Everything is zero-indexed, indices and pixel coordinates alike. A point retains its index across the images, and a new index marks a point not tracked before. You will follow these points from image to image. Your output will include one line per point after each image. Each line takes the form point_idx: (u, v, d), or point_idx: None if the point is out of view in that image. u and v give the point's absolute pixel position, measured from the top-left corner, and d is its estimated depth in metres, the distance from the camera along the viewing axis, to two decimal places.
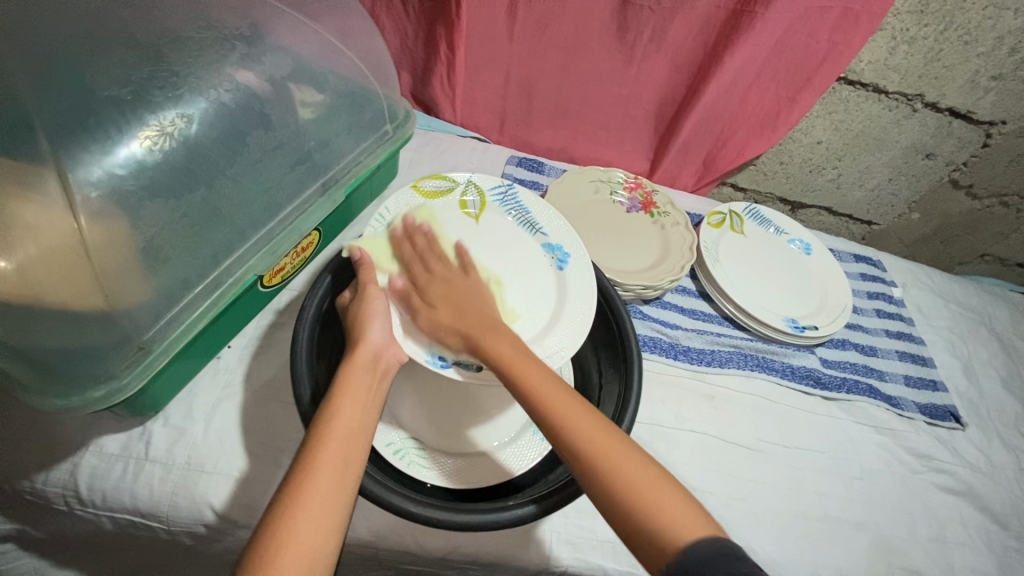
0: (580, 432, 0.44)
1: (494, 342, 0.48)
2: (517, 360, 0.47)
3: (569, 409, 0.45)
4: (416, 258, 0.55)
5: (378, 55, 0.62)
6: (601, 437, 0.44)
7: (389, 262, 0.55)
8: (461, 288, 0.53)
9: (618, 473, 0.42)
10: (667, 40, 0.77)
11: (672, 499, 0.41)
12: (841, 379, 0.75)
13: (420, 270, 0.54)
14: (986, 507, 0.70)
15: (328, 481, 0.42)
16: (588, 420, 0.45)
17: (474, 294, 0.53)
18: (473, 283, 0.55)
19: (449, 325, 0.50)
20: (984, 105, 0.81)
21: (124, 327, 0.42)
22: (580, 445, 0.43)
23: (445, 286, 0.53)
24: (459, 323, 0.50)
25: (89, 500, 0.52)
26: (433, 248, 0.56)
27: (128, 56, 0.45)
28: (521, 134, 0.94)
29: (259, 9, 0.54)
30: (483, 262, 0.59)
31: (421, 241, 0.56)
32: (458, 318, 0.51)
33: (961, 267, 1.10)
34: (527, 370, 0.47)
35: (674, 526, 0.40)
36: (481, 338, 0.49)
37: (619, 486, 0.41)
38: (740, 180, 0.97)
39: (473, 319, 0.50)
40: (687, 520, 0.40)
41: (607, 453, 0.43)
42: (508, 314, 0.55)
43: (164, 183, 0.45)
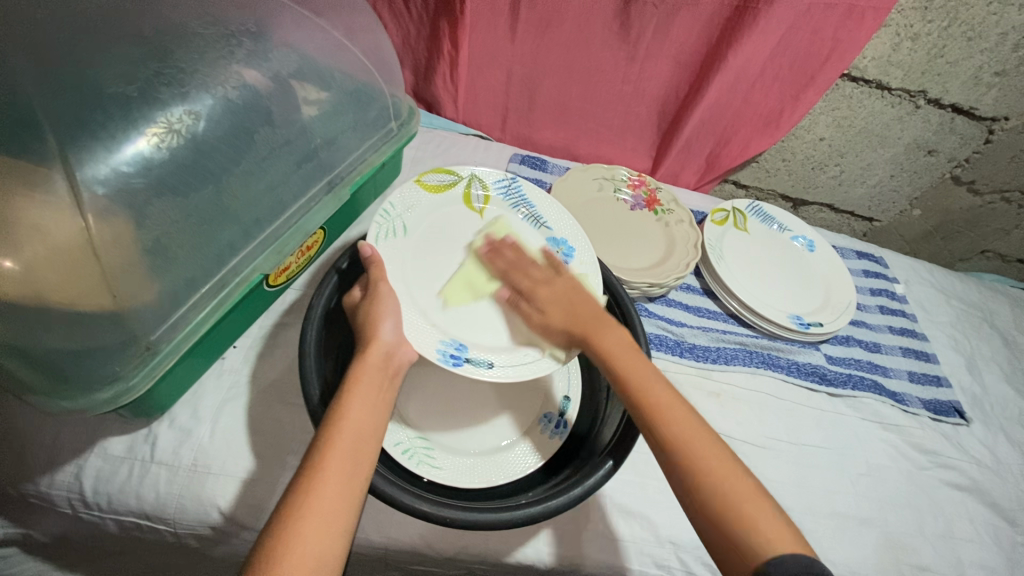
0: (677, 430, 0.46)
1: (601, 339, 0.51)
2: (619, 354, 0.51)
3: (670, 405, 0.48)
4: (511, 270, 0.56)
5: (383, 52, 0.61)
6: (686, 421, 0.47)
7: (486, 280, 0.56)
8: (565, 288, 0.55)
9: (711, 473, 0.44)
10: (671, 37, 0.76)
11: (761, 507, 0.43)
12: (846, 375, 0.76)
13: (521, 281, 0.55)
14: (992, 503, 0.70)
15: (337, 482, 0.41)
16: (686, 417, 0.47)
17: (580, 292, 0.55)
18: (568, 281, 0.56)
19: (560, 326, 0.52)
20: (986, 102, 0.81)
21: (130, 326, 0.41)
22: (672, 437, 0.46)
23: (550, 290, 0.54)
24: (570, 322, 0.52)
25: (94, 503, 0.52)
26: (524, 259, 0.57)
27: (133, 52, 0.44)
28: (523, 132, 0.94)
29: (265, 6, 0.53)
30: (569, 262, 0.60)
31: (510, 253, 0.57)
32: (569, 316, 0.53)
33: (962, 263, 1.10)
34: (629, 357, 0.51)
35: (760, 533, 0.41)
36: (588, 338, 0.52)
37: (711, 483, 0.43)
38: (742, 177, 0.97)
39: (576, 318, 0.53)
40: (773, 529, 0.42)
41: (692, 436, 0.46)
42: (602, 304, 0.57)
43: (171, 182, 0.44)
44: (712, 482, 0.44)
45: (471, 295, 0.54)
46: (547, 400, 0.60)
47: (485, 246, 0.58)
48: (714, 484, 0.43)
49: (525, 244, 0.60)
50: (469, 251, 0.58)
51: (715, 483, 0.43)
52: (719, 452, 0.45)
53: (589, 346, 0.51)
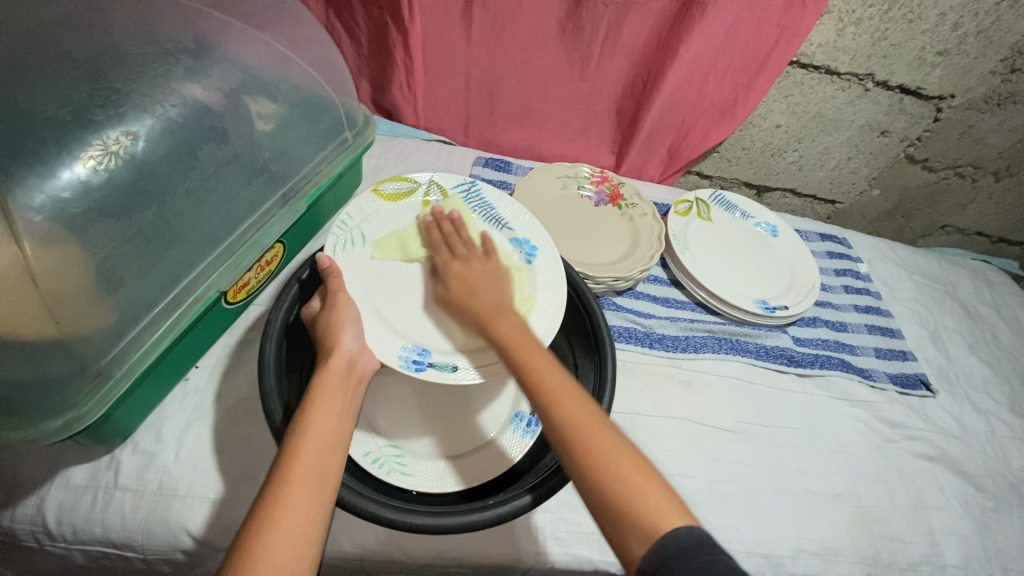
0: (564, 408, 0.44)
1: (502, 320, 0.50)
2: (516, 335, 0.48)
3: (559, 383, 0.46)
4: (440, 241, 0.57)
5: (331, 63, 0.61)
6: (579, 410, 0.45)
7: (420, 246, 0.58)
8: (480, 267, 0.55)
9: (596, 450, 0.42)
10: (622, 34, 0.77)
11: (649, 484, 0.41)
12: (813, 356, 0.77)
13: (444, 253, 0.56)
14: (960, 470, 0.72)
15: (304, 495, 0.41)
16: (570, 395, 0.45)
17: (500, 279, 0.54)
18: (494, 266, 0.55)
19: (465, 304, 0.52)
20: (932, 81, 0.84)
21: (80, 354, 0.41)
22: (561, 415, 0.44)
23: (464, 266, 0.55)
24: (472, 305, 0.51)
25: (59, 535, 0.51)
26: (460, 232, 0.58)
27: (68, 76, 0.44)
28: (486, 135, 0.94)
29: (204, 21, 0.53)
30: (505, 252, 0.60)
31: (450, 226, 0.58)
32: (476, 300, 0.52)
33: (924, 240, 1.13)
34: (521, 339, 0.48)
35: (647, 507, 0.40)
36: (489, 321, 0.50)
37: (598, 462, 0.42)
38: (704, 168, 0.98)
39: (484, 303, 0.51)
40: (660, 503, 0.40)
41: (584, 425, 0.44)
42: (526, 302, 0.55)
43: (113, 205, 0.43)
44: (598, 458, 0.42)
45: (400, 252, 0.57)
46: (516, 400, 0.60)
47: (428, 217, 0.59)
48: (602, 462, 0.42)
49: (470, 223, 0.61)
50: (416, 219, 0.60)
51: (593, 456, 0.42)
52: (604, 427, 0.44)
53: (485, 328, 0.50)
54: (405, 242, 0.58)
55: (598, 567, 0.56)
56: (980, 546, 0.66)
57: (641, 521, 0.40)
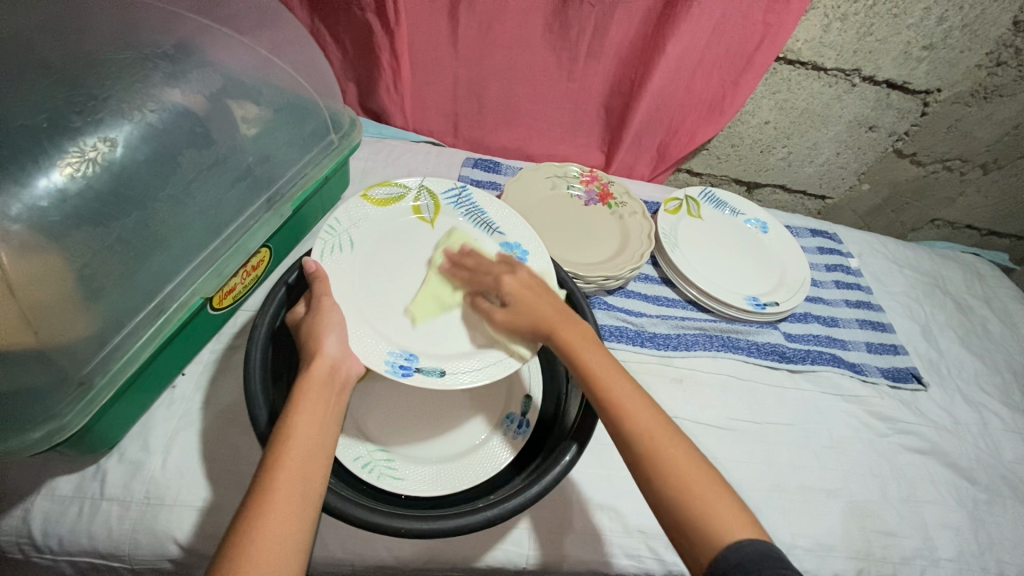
0: (639, 423, 0.46)
1: (565, 330, 0.50)
2: (584, 347, 0.50)
3: (631, 399, 0.47)
4: (472, 275, 0.56)
5: (314, 66, 0.61)
6: (655, 424, 0.46)
7: (452, 291, 0.56)
8: (528, 280, 0.54)
9: (677, 461, 0.44)
10: (609, 32, 0.77)
11: (719, 497, 0.43)
12: (804, 352, 0.77)
13: (483, 281, 0.55)
14: (953, 463, 0.72)
15: (290, 503, 0.41)
16: (642, 407, 0.47)
17: (543, 288, 0.54)
18: (529, 275, 0.55)
19: (524, 317, 0.51)
20: (918, 75, 0.84)
21: (60, 364, 0.40)
22: (637, 428, 0.46)
23: (512, 279, 0.54)
24: (532, 317, 0.51)
25: (45, 546, 0.50)
26: (485, 262, 0.57)
27: (45, 83, 0.43)
28: (475, 136, 0.94)
29: (184, 25, 0.52)
30: (530, 262, 0.59)
31: (470, 261, 0.57)
32: (531, 312, 0.51)
33: (914, 234, 1.13)
34: (586, 350, 0.49)
35: (716, 520, 0.41)
36: (556, 331, 0.50)
37: (670, 475, 0.43)
38: (694, 165, 0.98)
39: (544, 313, 0.51)
40: (733, 518, 0.42)
41: (658, 438, 0.45)
42: (561, 296, 0.56)
43: (92, 212, 0.43)
44: (670, 474, 0.44)
45: (437, 306, 0.54)
46: (508, 402, 0.60)
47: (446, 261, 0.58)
48: (677, 473, 0.44)
49: (483, 250, 0.60)
50: (429, 266, 0.57)
51: (670, 469, 0.44)
52: (675, 439, 0.46)
53: (555, 340, 0.50)
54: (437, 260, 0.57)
55: (591, 568, 0.56)
56: (973, 539, 0.66)
57: (706, 534, 0.41)
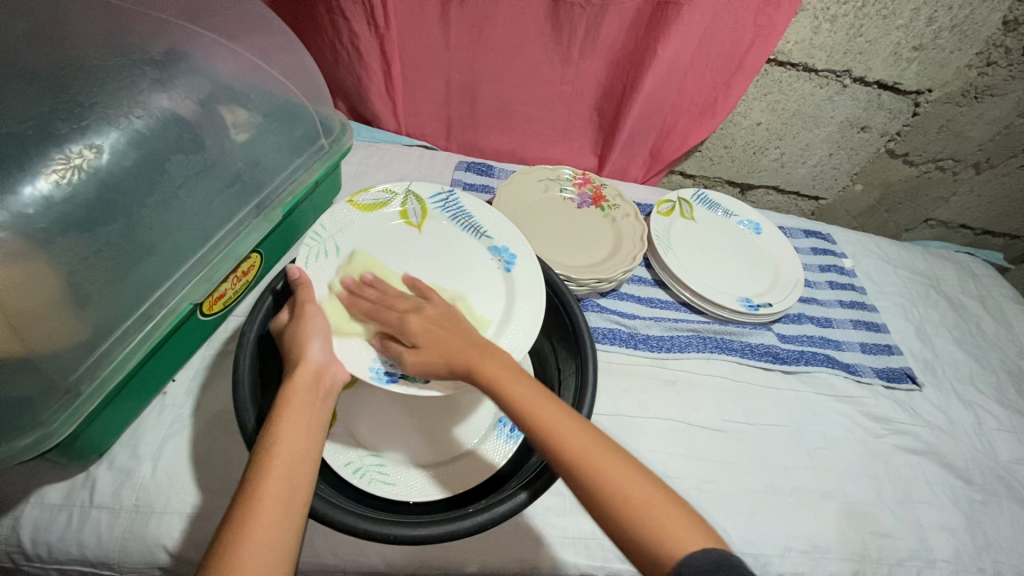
0: (576, 449, 0.44)
1: (484, 363, 0.47)
2: (507, 378, 0.47)
3: (568, 428, 0.45)
4: (377, 304, 0.52)
5: (303, 71, 0.61)
6: (592, 449, 0.44)
7: (349, 322, 0.52)
8: (436, 318, 0.51)
9: (621, 491, 0.42)
10: (600, 36, 0.77)
11: (672, 508, 0.41)
12: (798, 353, 0.77)
13: (388, 313, 0.51)
14: (947, 463, 0.72)
15: (276, 509, 0.40)
16: (580, 433, 0.45)
17: (452, 318, 0.52)
18: (438, 305, 0.53)
19: (436, 356, 0.48)
20: (909, 76, 0.84)
21: (46, 371, 0.40)
22: (578, 461, 0.43)
23: (421, 314, 0.51)
24: (445, 353, 0.48)
25: (34, 555, 0.50)
26: (389, 292, 0.53)
27: (31, 90, 0.43)
28: (468, 140, 0.94)
29: (172, 32, 0.52)
30: (438, 285, 0.58)
31: (371, 291, 0.53)
32: (441, 347, 0.48)
33: (908, 233, 1.13)
34: (515, 384, 0.46)
35: (664, 534, 0.40)
36: (468, 368, 0.47)
37: (614, 495, 0.42)
38: (687, 167, 0.99)
39: (455, 350, 0.48)
40: (679, 526, 0.40)
41: (601, 465, 0.43)
42: (481, 323, 0.55)
43: (78, 219, 0.43)
44: (613, 496, 0.42)
45: (333, 330, 0.50)
46: (501, 404, 0.60)
47: (348, 285, 0.54)
48: (619, 494, 0.42)
49: (388, 274, 0.57)
50: (331, 291, 0.53)
51: (622, 497, 0.41)
52: (619, 460, 0.44)
53: (472, 375, 0.47)
54: (333, 319, 0.51)
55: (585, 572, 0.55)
56: (969, 539, 0.66)
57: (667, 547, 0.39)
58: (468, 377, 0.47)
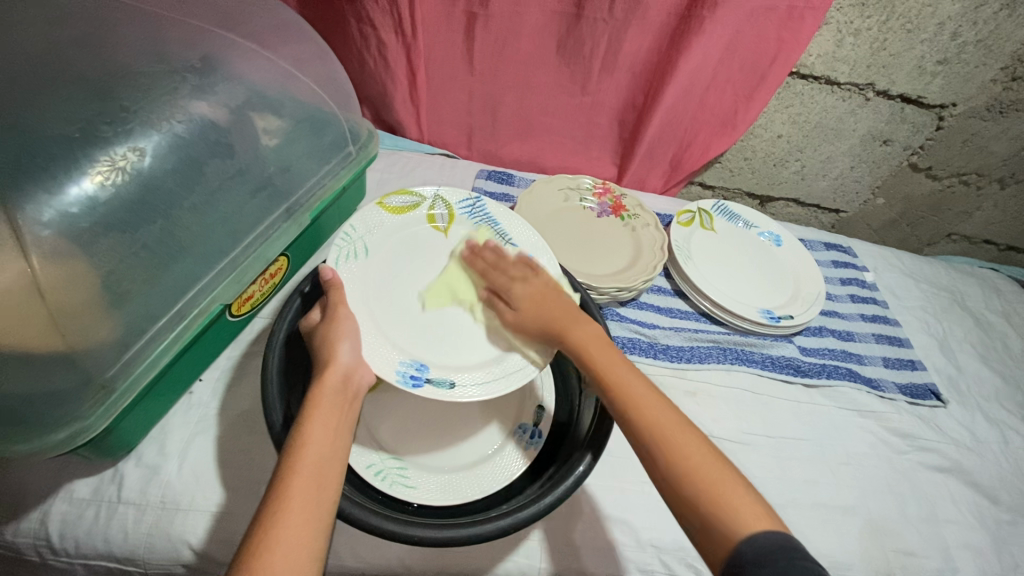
0: (649, 415, 0.47)
1: (576, 332, 0.52)
2: (595, 347, 0.51)
3: (648, 400, 0.48)
4: (489, 270, 0.57)
5: (333, 80, 0.62)
6: (668, 422, 0.47)
7: (468, 287, 0.58)
8: (539, 289, 0.55)
9: (688, 463, 0.44)
10: (623, 48, 0.78)
11: (739, 492, 0.43)
12: (820, 366, 0.76)
13: (498, 277, 0.56)
14: (973, 482, 0.70)
15: (304, 510, 0.41)
16: (658, 405, 0.48)
17: (558, 292, 0.55)
18: (544, 278, 0.56)
19: (532, 322, 0.53)
20: (933, 90, 0.84)
21: (84, 366, 0.41)
22: (653, 428, 0.46)
23: (523, 287, 0.55)
24: (541, 318, 0.53)
25: (62, 549, 0.51)
26: (504, 258, 0.58)
27: (78, 94, 0.45)
28: (488, 148, 0.95)
29: (211, 40, 0.54)
30: (545, 263, 0.60)
31: (489, 257, 0.58)
32: (540, 314, 0.53)
33: (931, 248, 1.12)
34: (601, 353, 0.51)
35: (731, 513, 0.41)
36: (563, 332, 0.52)
37: (681, 465, 0.44)
38: (707, 178, 0.99)
39: (552, 317, 0.53)
40: (748, 509, 0.42)
41: (672, 438, 0.45)
42: (569, 294, 0.58)
43: (119, 219, 0.44)
44: (678, 467, 0.44)
45: (450, 297, 0.57)
46: (521, 411, 0.60)
47: (468, 251, 0.59)
48: (687, 469, 0.44)
49: (506, 248, 0.60)
50: (452, 256, 0.60)
51: (687, 470, 0.44)
52: (692, 437, 0.46)
53: (565, 338, 0.52)
54: (452, 284, 0.57)
55: None
56: (997, 561, 0.65)
57: (724, 524, 0.41)
58: (563, 341, 0.52)
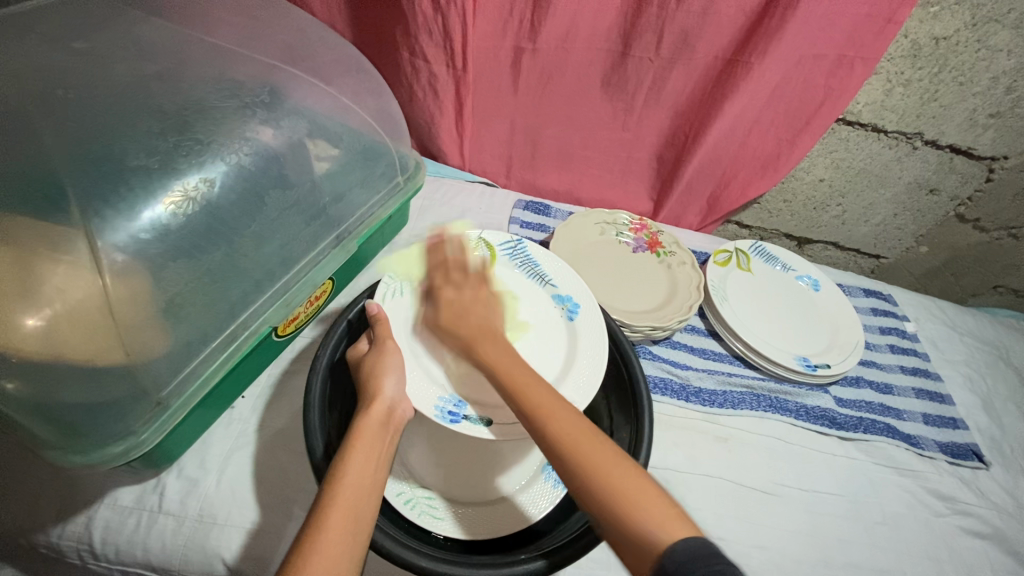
0: (559, 425, 0.44)
1: (486, 346, 0.50)
2: (504, 358, 0.49)
3: (558, 409, 0.45)
4: (445, 263, 0.60)
5: (388, 113, 0.65)
6: (580, 433, 0.44)
7: (422, 270, 0.61)
8: (470, 296, 0.56)
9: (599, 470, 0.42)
10: (667, 89, 0.79)
11: (648, 493, 0.42)
12: (857, 419, 0.74)
13: (440, 280, 0.58)
14: (1015, 552, 0.67)
15: (341, 542, 0.41)
16: (568, 415, 0.45)
17: (485, 304, 0.55)
18: (487, 292, 0.57)
19: (452, 328, 0.52)
20: (984, 142, 0.82)
21: (144, 384, 0.43)
22: (560, 440, 0.44)
23: (457, 293, 0.56)
24: (457, 330, 0.52)
25: (102, 554, 0.52)
26: (456, 261, 0.60)
27: (155, 125, 0.47)
28: (527, 178, 0.97)
29: (278, 75, 0.57)
30: (500, 279, 0.63)
31: (454, 248, 0.63)
32: (462, 323, 0.52)
33: (975, 299, 1.09)
34: (512, 367, 0.48)
35: (648, 521, 0.40)
36: (473, 343, 0.50)
37: (597, 478, 0.42)
38: (744, 218, 0.98)
39: (468, 327, 0.52)
40: (662, 514, 0.40)
41: (585, 449, 0.43)
42: (521, 326, 0.59)
43: (185, 245, 0.46)
44: (592, 480, 0.42)
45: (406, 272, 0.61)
46: None
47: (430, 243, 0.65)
48: (602, 476, 0.42)
49: (471, 248, 0.64)
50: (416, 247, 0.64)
51: (605, 482, 0.42)
52: (604, 445, 0.44)
53: (474, 352, 0.50)
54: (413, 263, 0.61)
55: None
56: None
57: (641, 532, 0.40)
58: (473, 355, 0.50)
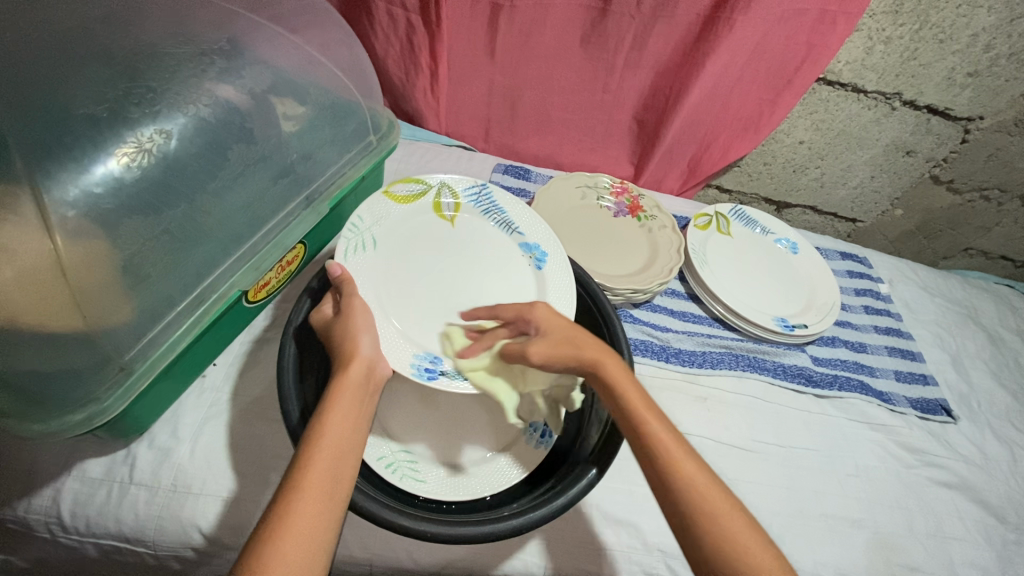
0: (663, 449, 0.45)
1: (609, 364, 0.48)
2: (622, 380, 0.48)
3: (661, 434, 0.45)
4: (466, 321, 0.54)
5: (359, 67, 0.62)
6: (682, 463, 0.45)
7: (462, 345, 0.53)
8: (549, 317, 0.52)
9: (703, 500, 0.43)
10: (647, 47, 0.77)
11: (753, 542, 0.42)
12: (832, 377, 0.76)
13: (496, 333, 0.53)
14: (980, 500, 0.70)
15: (317, 502, 0.41)
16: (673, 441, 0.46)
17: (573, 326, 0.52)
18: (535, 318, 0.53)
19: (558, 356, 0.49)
20: (961, 102, 0.83)
21: (104, 348, 0.41)
22: (662, 461, 0.44)
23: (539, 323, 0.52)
24: (569, 354, 0.49)
25: (73, 527, 0.51)
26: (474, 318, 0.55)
27: (104, 72, 0.44)
28: (506, 141, 0.94)
29: (238, 23, 0.54)
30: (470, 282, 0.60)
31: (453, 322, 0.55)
32: (562, 349, 0.49)
33: (946, 262, 1.11)
34: (631, 388, 0.47)
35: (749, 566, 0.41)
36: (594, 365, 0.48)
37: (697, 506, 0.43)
38: (725, 181, 0.98)
39: (583, 349, 0.49)
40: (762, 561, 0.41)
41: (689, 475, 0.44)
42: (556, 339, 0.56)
43: (143, 202, 0.44)
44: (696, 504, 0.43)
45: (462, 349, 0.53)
46: None
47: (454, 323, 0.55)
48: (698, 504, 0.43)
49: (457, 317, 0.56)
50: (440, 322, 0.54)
51: (710, 515, 0.42)
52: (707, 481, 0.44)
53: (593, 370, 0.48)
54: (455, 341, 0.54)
55: None
56: None
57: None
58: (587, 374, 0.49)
